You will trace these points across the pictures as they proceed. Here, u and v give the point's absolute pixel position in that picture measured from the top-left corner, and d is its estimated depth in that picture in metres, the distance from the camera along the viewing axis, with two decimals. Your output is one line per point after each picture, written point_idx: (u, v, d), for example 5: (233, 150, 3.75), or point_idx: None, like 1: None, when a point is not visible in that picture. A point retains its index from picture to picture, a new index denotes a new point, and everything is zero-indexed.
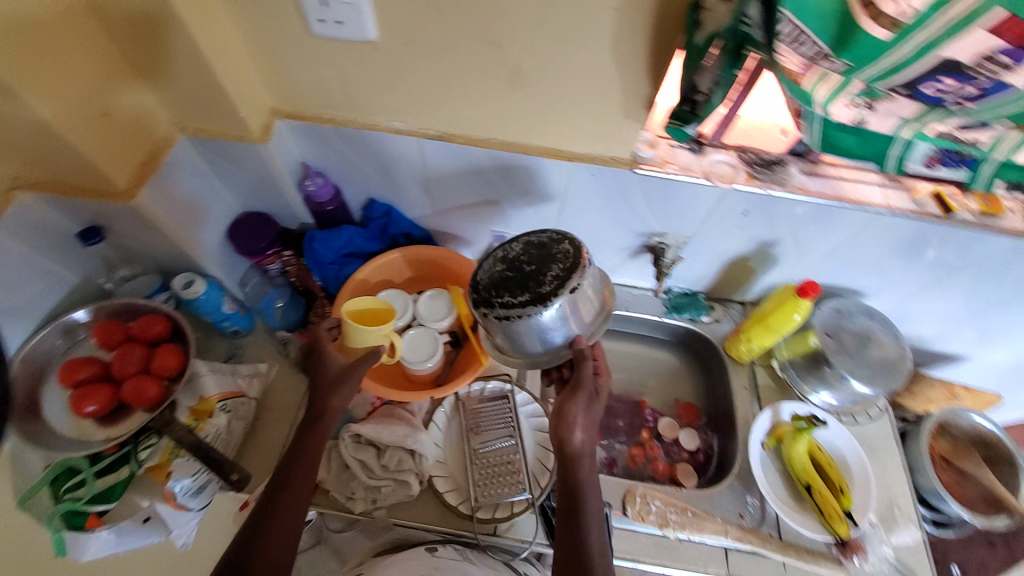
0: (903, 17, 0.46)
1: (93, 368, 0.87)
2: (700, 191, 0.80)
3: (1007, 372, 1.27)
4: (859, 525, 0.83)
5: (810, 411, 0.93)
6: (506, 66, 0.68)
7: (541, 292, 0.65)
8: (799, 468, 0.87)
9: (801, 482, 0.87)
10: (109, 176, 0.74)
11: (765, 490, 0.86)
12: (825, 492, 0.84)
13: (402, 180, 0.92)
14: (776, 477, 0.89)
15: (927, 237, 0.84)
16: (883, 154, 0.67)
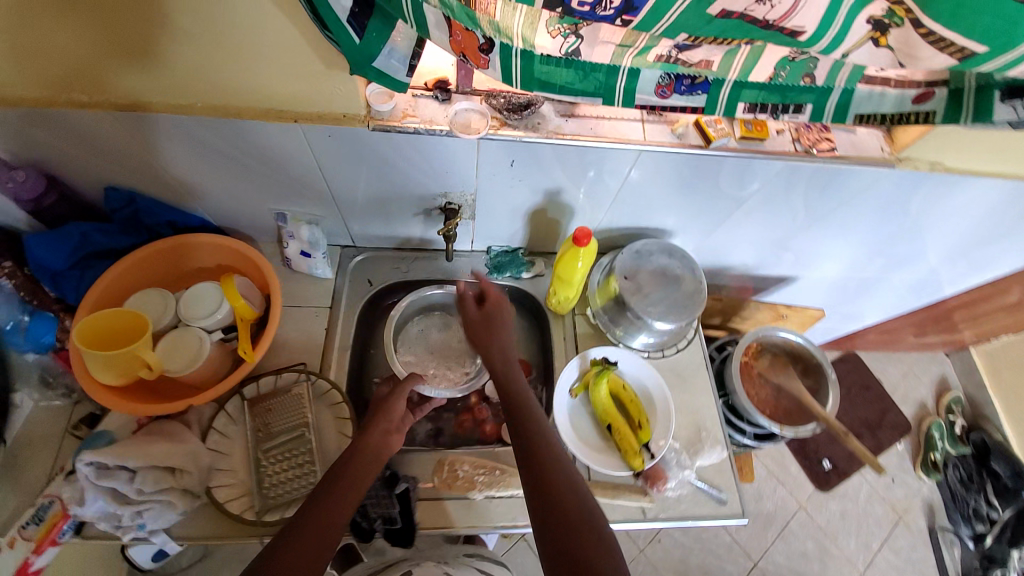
0: None
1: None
2: (452, 143, 0.73)
3: (835, 285, 1.34)
4: (653, 456, 0.86)
5: (608, 354, 0.95)
6: (148, 10, 0.55)
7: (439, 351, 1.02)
8: (603, 409, 0.89)
9: (606, 424, 0.89)
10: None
11: (571, 440, 0.88)
12: (623, 430, 0.87)
13: (132, 163, 0.78)
14: (585, 420, 0.92)
15: (702, 167, 0.81)
16: (608, 84, 0.63)
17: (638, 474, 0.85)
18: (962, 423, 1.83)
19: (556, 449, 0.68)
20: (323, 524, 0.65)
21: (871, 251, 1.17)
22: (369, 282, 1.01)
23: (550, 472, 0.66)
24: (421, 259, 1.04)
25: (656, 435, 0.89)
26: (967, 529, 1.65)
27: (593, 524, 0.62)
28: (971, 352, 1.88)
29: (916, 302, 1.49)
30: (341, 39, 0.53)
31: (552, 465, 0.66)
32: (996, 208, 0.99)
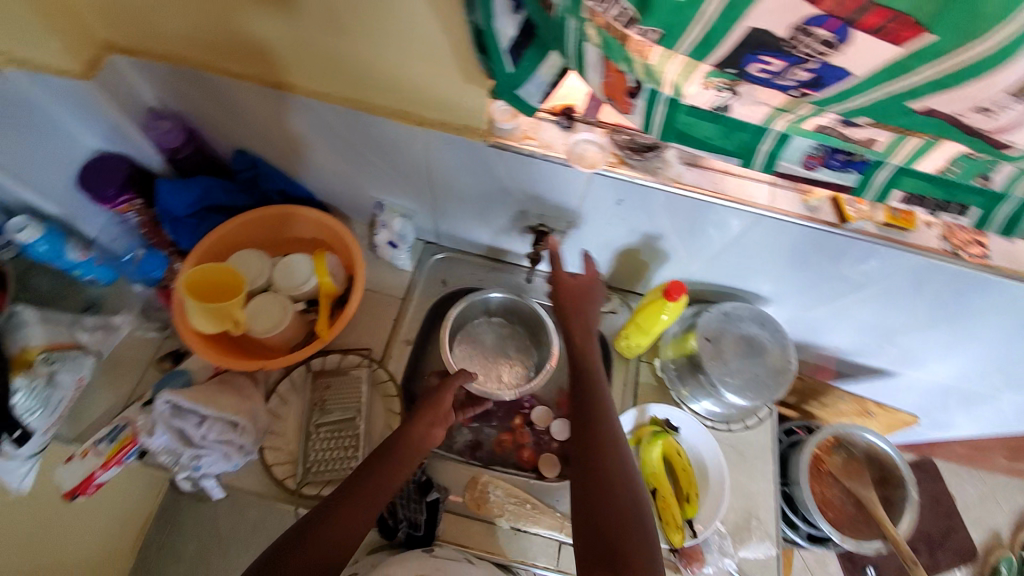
0: None
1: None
2: (564, 172, 0.71)
3: (935, 391, 1.20)
4: (694, 535, 0.81)
5: (669, 416, 0.89)
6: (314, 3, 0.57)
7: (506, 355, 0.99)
8: (650, 471, 0.85)
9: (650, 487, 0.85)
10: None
11: None
12: (668, 500, 0.82)
13: (261, 131, 0.82)
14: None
15: (824, 244, 0.74)
16: (749, 146, 0.57)
17: (674, 550, 0.80)
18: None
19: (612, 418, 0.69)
20: (363, 506, 0.66)
21: (993, 367, 1.03)
22: (443, 282, 1.02)
23: (602, 437, 0.67)
24: (498, 271, 1.04)
25: (701, 514, 0.83)
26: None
27: (633, 504, 0.63)
28: None
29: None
30: (495, 66, 0.55)
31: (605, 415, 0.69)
32: None
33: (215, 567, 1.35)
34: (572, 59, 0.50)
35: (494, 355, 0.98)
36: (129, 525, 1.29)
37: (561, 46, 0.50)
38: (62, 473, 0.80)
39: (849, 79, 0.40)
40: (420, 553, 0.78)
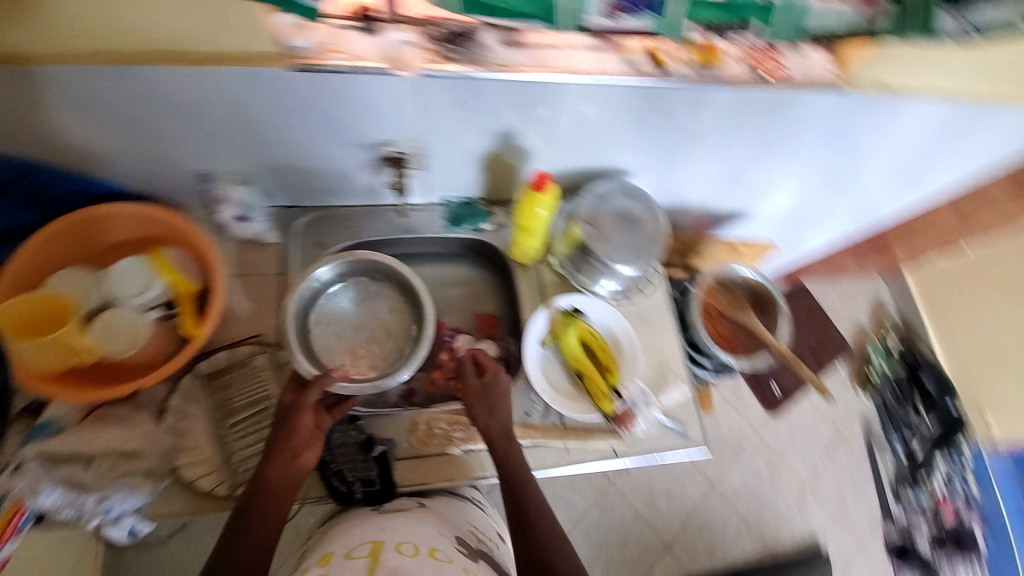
0: None
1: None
2: (382, 82, 0.70)
3: (788, 216, 1.38)
4: (622, 398, 0.89)
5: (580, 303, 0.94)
6: None
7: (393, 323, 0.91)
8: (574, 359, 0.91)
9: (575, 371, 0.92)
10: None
11: (543, 388, 0.90)
12: (595, 378, 0.90)
13: (26, 119, 0.70)
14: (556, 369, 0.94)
15: (653, 96, 0.78)
16: (548, 6, 0.61)
17: (613, 418, 0.88)
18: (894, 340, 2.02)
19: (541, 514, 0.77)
20: (269, 515, 0.71)
21: (822, 180, 1.20)
22: (319, 244, 0.96)
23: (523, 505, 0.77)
24: (374, 217, 1.00)
25: (628, 380, 0.92)
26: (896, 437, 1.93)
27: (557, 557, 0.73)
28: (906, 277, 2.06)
29: (859, 229, 1.56)
30: None
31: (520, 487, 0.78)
32: (936, 130, 1.02)
33: None
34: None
35: (369, 329, 0.91)
36: None
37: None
38: None
39: None
40: (364, 517, 0.77)
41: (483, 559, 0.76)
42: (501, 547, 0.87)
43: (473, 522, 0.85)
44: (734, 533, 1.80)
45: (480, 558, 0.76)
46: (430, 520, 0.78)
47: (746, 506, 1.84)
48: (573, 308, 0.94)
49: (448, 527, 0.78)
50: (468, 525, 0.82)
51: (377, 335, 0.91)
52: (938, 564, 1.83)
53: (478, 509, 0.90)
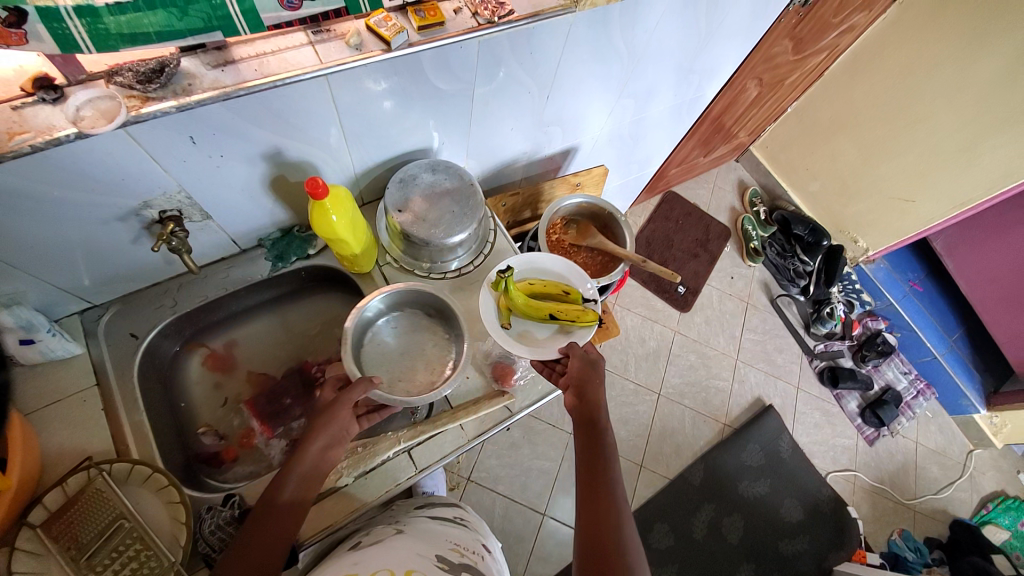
0: None
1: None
2: (98, 146, 0.62)
3: (613, 136, 1.49)
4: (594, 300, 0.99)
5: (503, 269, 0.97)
6: None
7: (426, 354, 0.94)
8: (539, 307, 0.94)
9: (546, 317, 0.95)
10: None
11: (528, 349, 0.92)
12: (559, 307, 0.95)
13: None
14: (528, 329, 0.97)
15: (400, 71, 0.78)
16: (219, 15, 0.55)
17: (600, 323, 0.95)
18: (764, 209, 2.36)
19: (614, 490, 0.71)
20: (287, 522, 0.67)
21: (621, 95, 1.29)
22: (134, 335, 0.87)
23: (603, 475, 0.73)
24: (189, 285, 0.93)
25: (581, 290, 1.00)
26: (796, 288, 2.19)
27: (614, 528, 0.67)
28: (752, 150, 2.39)
29: (679, 123, 1.70)
30: None
31: (606, 459, 0.74)
32: (685, 18, 1.12)
33: None
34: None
35: (408, 362, 0.93)
36: None
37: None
38: None
39: None
40: (342, 555, 0.72)
41: (465, 571, 0.71)
42: (487, 559, 0.83)
43: (456, 540, 0.82)
44: (692, 424, 1.93)
45: (466, 571, 0.71)
46: (408, 543, 0.75)
47: (695, 399, 1.97)
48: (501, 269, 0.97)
49: (425, 548, 0.74)
50: (448, 543, 0.79)
51: (414, 370, 0.93)
52: (863, 376, 2.09)
53: (459, 529, 0.89)
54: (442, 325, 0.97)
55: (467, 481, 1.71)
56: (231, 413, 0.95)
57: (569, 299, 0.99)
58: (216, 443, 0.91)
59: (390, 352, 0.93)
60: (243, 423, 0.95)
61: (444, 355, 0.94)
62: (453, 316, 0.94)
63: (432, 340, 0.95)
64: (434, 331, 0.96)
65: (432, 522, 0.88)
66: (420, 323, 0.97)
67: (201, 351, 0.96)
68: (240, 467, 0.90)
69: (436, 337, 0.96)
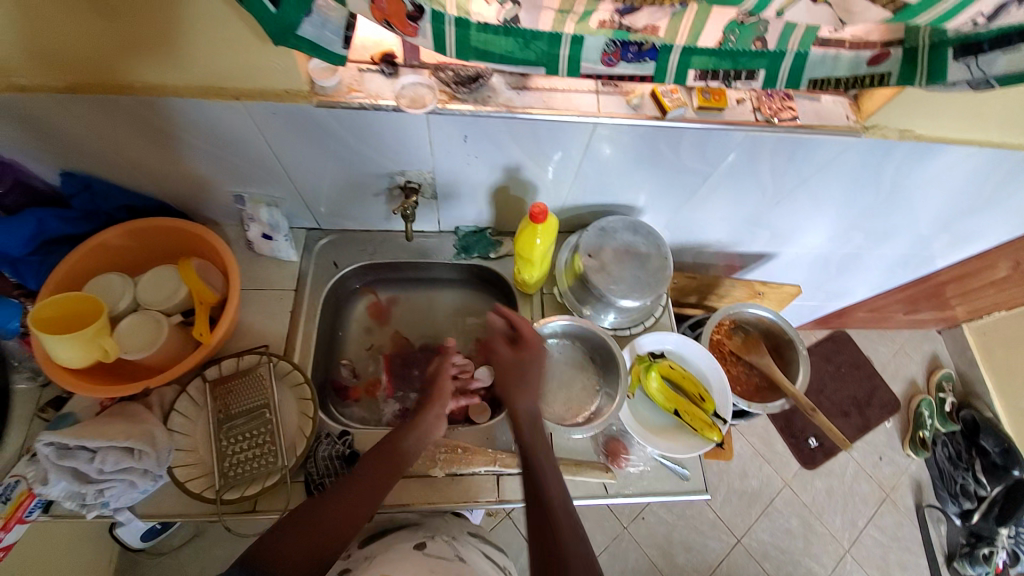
0: None
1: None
2: (400, 119, 0.72)
3: (818, 259, 1.35)
4: (724, 422, 0.88)
5: (652, 347, 0.93)
6: None
7: (570, 392, 0.92)
8: (665, 398, 0.89)
9: (669, 410, 0.89)
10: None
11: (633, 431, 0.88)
12: (688, 408, 0.88)
13: (87, 147, 0.78)
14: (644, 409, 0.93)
15: (658, 139, 0.79)
16: (551, 54, 0.61)
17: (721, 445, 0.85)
18: (952, 400, 1.94)
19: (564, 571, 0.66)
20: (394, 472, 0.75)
21: (852, 226, 1.16)
22: (335, 264, 1.01)
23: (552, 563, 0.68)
24: (388, 242, 1.04)
25: (717, 403, 0.90)
26: (955, 506, 1.78)
27: None
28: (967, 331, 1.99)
29: (900, 274, 1.47)
30: (260, 13, 0.51)
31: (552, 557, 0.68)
32: (974, 178, 0.98)
33: None
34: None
35: (552, 390, 0.92)
36: None
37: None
38: None
39: None
40: (409, 552, 0.79)
41: None
42: None
43: None
44: None
45: None
46: None
47: (776, 567, 1.69)
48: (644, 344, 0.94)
49: None
50: None
51: (553, 399, 0.91)
52: None
53: None
54: (596, 374, 0.93)
55: (506, 513, 1.68)
56: (369, 358, 1.05)
57: (702, 404, 0.89)
58: (348, 378, 1.01)
59: (542, 373, 0.93)
60: (374, 371, 1.04)
61: (585, 400, 0.92)
62: (615, 373, 0.90)
63: (583, 383, 0.92)
64: (588, 373, 0.93)
65: (484, 561, 0.84)
66: (580, 360, 0.95)
67: (369, 298, 1.08)
68: (356, 409, 0.98)
69: (586, 380, 0.93)
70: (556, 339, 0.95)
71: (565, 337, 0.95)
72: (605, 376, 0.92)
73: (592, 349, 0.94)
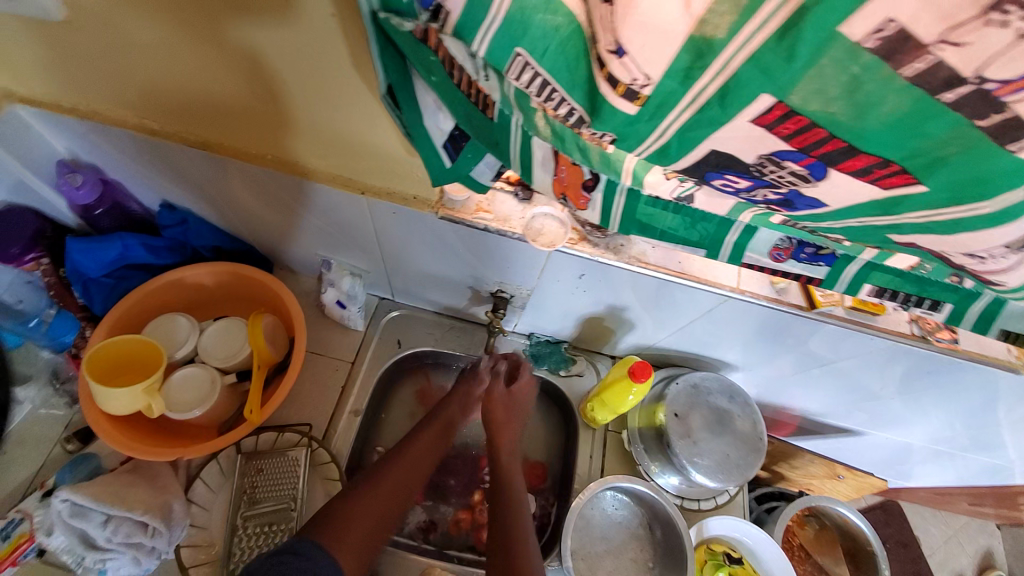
0: (639, 86, 0.29)
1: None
2: (522, 246, 0.66)
3: (907, 448, 1.19)
4: None
5: (725, 537, 0.81)
6: (214, 44, 0.51)
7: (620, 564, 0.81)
8: None
9: None
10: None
11: None
12: None
13: (193, 189, 0.75)
14: None
15: (786, 323, 0.71)
16: (716, 237, 0.53)
17: None
18: None
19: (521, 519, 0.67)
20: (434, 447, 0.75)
21: (962, 434, 1.01)
22: (398, 342, 0.95)
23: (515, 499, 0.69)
24: (457, 331, 0.97)
25: None
26: None
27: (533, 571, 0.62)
28: None
29: (999, 486, 1.28)
30: (429, 161, 0.49)
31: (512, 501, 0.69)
32: None
33: None
34: (515, 162, 0.45)
35: (602, 558, 0.81)
36: None
37: (501, 152, 0.44)
38: None
39: (825, 208, 0.34)
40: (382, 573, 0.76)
41: None
42: None
43: None
44: None
45: None
46: None
47: None
48: (716, 534, 0.82)
49: None
50: None
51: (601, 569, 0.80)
52: None
53: None
54: (653, 550, 0.83)
55: None
56: None
57: None
58: None
59: (594, 535, 0.83)
60: None
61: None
62: (682, 557, 0.78)
63: (637, 556, 0.82)
64: (642, 547, 0.83)
65: None
66: (637, 527, 0.84)
67: (418, 381, 0.98)
68: None
69: (640, 554, 0.82)
70: (610, 498, 0.86)
71: (625, 498, 0.86)
72: (666, 556, 0.81)
73: (654, 518, 0.83)
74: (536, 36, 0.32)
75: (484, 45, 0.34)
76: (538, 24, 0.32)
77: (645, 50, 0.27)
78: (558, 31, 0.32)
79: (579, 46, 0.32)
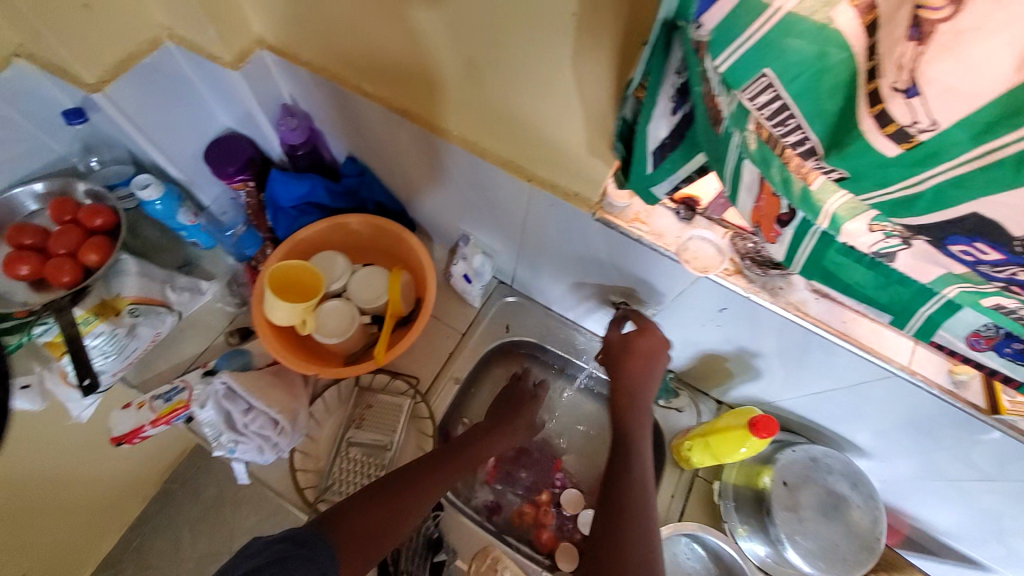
0: (916, 130, 0.29)
1: (39, 236, 0.85)
2: (672, 264, 0.64)
3: None
4: None
5: None
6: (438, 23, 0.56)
7: None
8: None
9: None
10: (74, 68, 0.71)
11: None
12: None
13: (376, 147, 0.85)
14: None
15: (951, 418, 0.61)
16: (906, 305, 0.48)
17: None
18: None
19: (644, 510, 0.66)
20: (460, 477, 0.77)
21: None
22: (507, 327, 0.98)
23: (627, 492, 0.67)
24: (566, 331, 0.98)
25: None
26: None
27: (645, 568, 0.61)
28: None
29: None
30: (635, 162, 0.51)
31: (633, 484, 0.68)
32: None
33: (225, 519, 1.43)
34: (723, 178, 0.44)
35: None
36: (159, 462, 1.41)
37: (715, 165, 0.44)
38: (117, 416, 0.83)
39: None
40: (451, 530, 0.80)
41: None
42: None
43: None
44: None
45: None
46: None
47: None
48: None
49: None
50: None
51: None
52: None
53: None
54: None
55: None
56: None
57: None
58: None
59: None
60: None
61: None
62: None
63: None
64: None
65: None
66: None
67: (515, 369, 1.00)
68: None
69: None
70: (688, 548, 0.81)
71: (704, 555, 0.81)
72: None
73: None
74: (794, 61, 0.32)
75: (727, 62, 0.35)
76: (798, 50, 0.31)
77: (945, 96, 0.27)
78: (820, 59, 0.31)
79: (843, 77, 0.31)
